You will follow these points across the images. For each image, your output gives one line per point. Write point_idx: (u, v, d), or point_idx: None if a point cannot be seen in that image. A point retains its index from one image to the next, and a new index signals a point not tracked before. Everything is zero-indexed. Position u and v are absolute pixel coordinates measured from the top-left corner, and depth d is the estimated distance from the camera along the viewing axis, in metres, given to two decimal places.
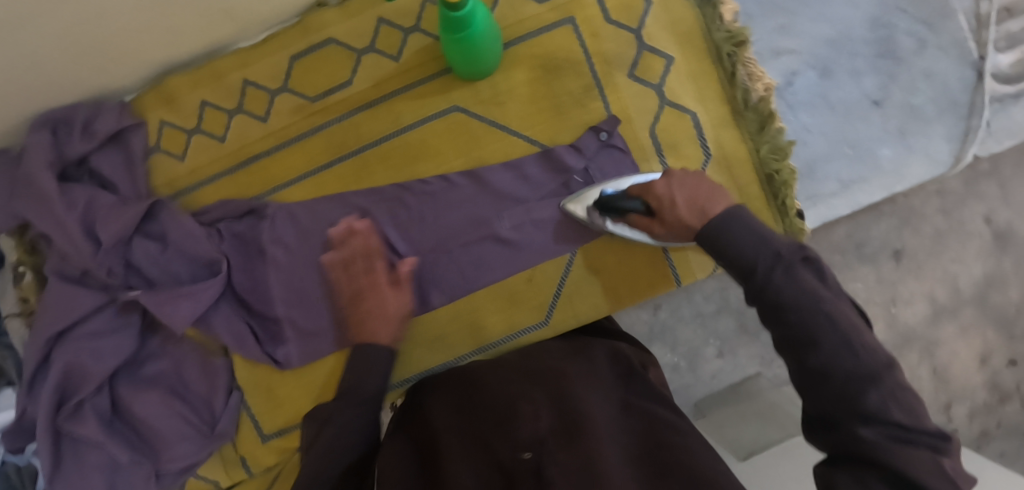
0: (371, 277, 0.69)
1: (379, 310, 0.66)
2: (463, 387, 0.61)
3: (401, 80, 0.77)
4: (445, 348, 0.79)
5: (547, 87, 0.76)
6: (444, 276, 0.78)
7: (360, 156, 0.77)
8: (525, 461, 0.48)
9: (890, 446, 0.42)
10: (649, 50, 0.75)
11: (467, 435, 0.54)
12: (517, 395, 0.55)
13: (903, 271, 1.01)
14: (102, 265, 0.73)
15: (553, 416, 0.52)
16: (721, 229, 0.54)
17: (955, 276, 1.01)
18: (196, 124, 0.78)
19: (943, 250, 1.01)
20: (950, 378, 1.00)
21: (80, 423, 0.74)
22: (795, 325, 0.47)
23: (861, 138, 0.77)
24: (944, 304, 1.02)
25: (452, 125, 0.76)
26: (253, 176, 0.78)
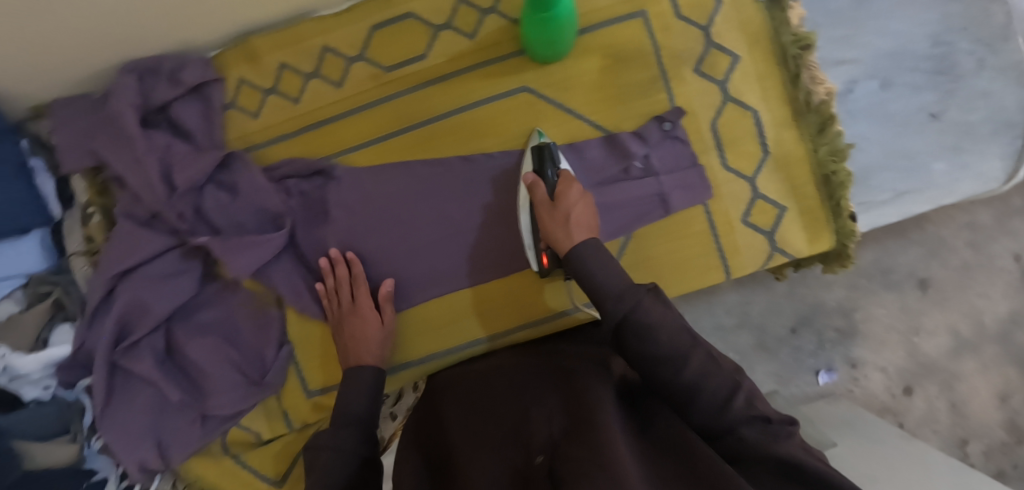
0: (352, 304, 0.77)
1: (361, 334, 0.75)
2: (477, 403, 0.65)
3: (475, 58, 0.80)
4: (496, 320, 0.82)
5: (616, 75, 0.79)
6: (500, 249, 0.80)
7: (429, 127, 0.80)
8: (539, 463, 0.50)
9: (763, 440, 0.52)
10: (717, 48, 0.78)
11: (481, 445, 0.57)
12: (528, 404, 0.58)
13: (929, 302, 1.10)
14: (173, 208, 0.77)
15: (563, 416, 0.54)
16: (580, 264, 0.64)
17: (979, 311, 1.09)
18: (273, 84, 0.81)
19: (971, 284, 1.09)
20: (968, 413, 1.09)
21: (136, 358, 0.77)
22: (654, 353, 0.56)
23: (915, 150, 0.78)
24: (968, 340, 1.10)
25: (521, 104, 0.79)
26: (322, 138, 0.81)
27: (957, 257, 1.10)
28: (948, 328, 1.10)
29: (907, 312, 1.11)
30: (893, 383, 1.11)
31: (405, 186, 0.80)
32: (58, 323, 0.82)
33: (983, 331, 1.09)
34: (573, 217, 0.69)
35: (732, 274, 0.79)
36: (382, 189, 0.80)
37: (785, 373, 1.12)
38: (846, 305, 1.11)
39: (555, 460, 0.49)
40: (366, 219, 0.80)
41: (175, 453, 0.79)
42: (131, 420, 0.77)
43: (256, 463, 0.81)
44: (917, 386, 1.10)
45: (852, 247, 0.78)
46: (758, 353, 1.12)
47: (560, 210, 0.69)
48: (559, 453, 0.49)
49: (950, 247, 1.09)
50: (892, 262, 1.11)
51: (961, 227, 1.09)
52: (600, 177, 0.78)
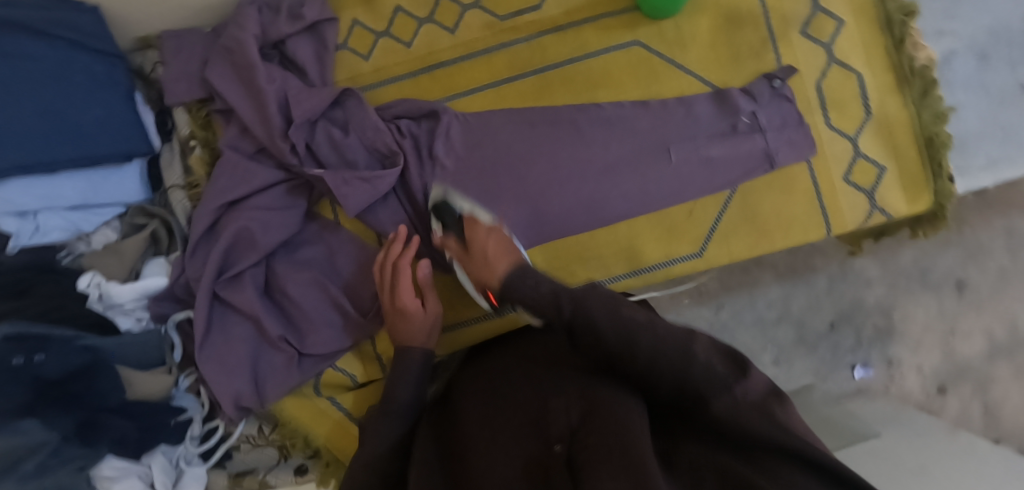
0: (392, 292, 0.75)
1: (403, 322, 0.73)
2: (490, 396, 0.62)
3: (590, 11, 0.81)
4: (600, 267, 0.81)
5: (727, 35, 0.81)
6: (611, 198, 0.80)
7: (542, 76, 0.81)
8: (557, 451, 0.48)
9: (738, 409, 0.44)
10: (823, 12, 0.80)
11: (493, 438, 0.54)
12: (545, 396, 0.56)
13: (965, 304, 1.13)
14: (288, 140, 0.76)
15: (583, 408, 0.52)
16: (513, 285, 0.62)
17: (1013, 315, 1.13)
18: (387, 27, 0.82)
19: (1007, 288, 1.13)
20: (1000, 416, 1.12)
21: (238, 290, 0.76)
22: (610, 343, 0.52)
23: (1011, 121, 0.82)
24: (1002, 344, 1.13)
25: (633, 58, 0.81)
26: (435, 81, 0.82)
27: (994, 262, 1.12)
28: (984, 332, 1.13)
29: (944, 316, 1.14)
30: (928, 383, 1.14)
31: (519, 130, 0.80)
32: (150, 257, 0.80)
33: (1018, 337, 1.13)
34: (491, 252, 0.68)
35: (833, 230, 0.81)
36: (483, 140, 0.80)
37: (823, 367, 1.15)
38: (885, 303, 1.14)
39: (575, 449, 0.46)
40: (475, 162, 0.80)
41: (270, 390, 0.77)
42: (229, 354, 0.76)
43: (349, 405, 0.80)
44: (951, 387, 1.14)
45: (948, 208, 0.81)
46: (798, 349, 1.15)
47: (475, 253, 0.69)
48: (580, 441, 0.47)
49: (988, 251, 1.12)
50: (931, 262, 1.14)
51: (998, 232, 1.12)
52: (708, 131, 0.80)
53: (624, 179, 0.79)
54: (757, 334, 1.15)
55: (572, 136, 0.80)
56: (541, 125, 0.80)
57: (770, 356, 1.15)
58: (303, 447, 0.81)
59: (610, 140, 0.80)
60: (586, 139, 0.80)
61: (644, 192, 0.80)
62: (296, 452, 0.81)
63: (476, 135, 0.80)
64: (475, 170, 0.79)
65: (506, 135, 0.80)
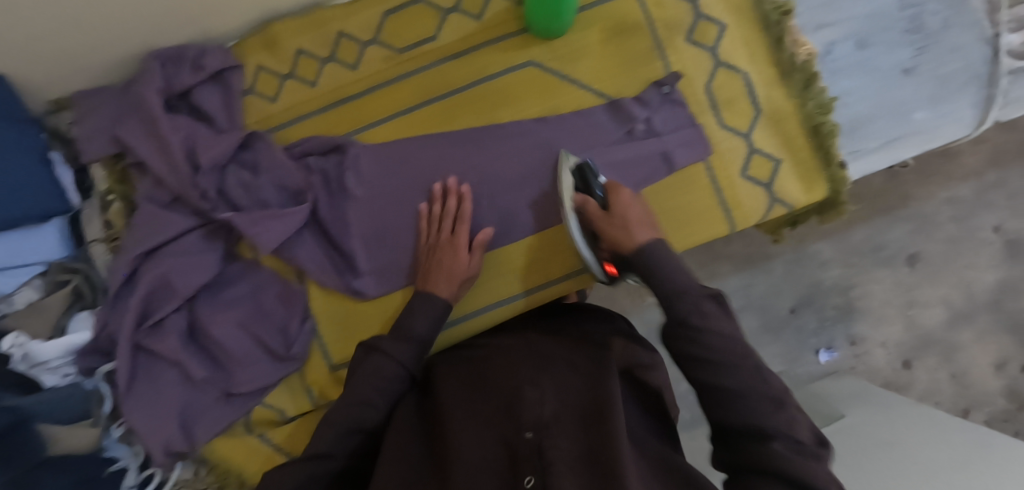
0: (451, 238, 0.78)
1: (447, 267, 0.77)
2: (471, 378, 0.65)
3: (485, 35, 0.85)
4: (524, 277, 0.85)
5: (618, 47, 0.85)
6: (521, 211, 0.83)
7: (444, 102, 0.84)
8: (527, 440, 0.53)
9: (796, 457, 0.51)
10: (706, 18, 0.84)
11: (474, 418, 0.59)
12: (523, 379, 0.60)
13: (919, 275, 1.19)
14: (198, 187, 0.79)
15: (559, 402, 0.56)
16: (650, 258, 0.65)
17: (969, 281, 1.19)
18: (291, 69, 0.85)
19: (959, 256, 1.19)
20: (970, 383, 1.19)
21: (161, 338, 0.78)
22: (710, 348, 0.57)
23: (896, 102, 0.85)
24: (961, 310, 1.20)
25: (529, 77, 0.84)
26: (342, 116, 0.85)
27: (942, 231, 1.19)
28: (943, 300, 1.19)
29: (900, 287, 1.19)
30: (893, 358, 1.20)
31: (427, 156, 0.83)
32: (77, 311, 0.82)
33: (975, 300, 1.19)
34: (631, 219, 0.69)
35: (735, 225, 0.83)
36: (394, 170, 0.83)
37: (791, 352, 1.19)
38: (844, 282, 1.19)
39: (546, 443, 0.52)
40: (384, 190, 0.82)
41: (201, 432, 0.79)
42: (156, 400, 0.77)
43: (280, 440, 0.81)
44: (916, 359, 1.19)
45: (843, 194, 0.84)
46: (763, 336, 1.19)
47: (617, 214, 0.70)
48: (551, 437, 0.52)
49: (936, 222, 1.19)
50: (884, 238, 1.19)
51: (943, 203, 1.18)
52: (608, 139, 0.83)
53: (532, 192, 0.82)
54: None
55: (485, 158, 0.83)
56: (452, 149, 0.83)
57: None
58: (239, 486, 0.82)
59: (520, 155, 0.82)
60: (498, 160, 0.82)
61: (553, 202, 0.82)
62: None
63: (388, 163, 0.83)
64: (389, 198, 0.82)
65: (418, 164, 0.83)
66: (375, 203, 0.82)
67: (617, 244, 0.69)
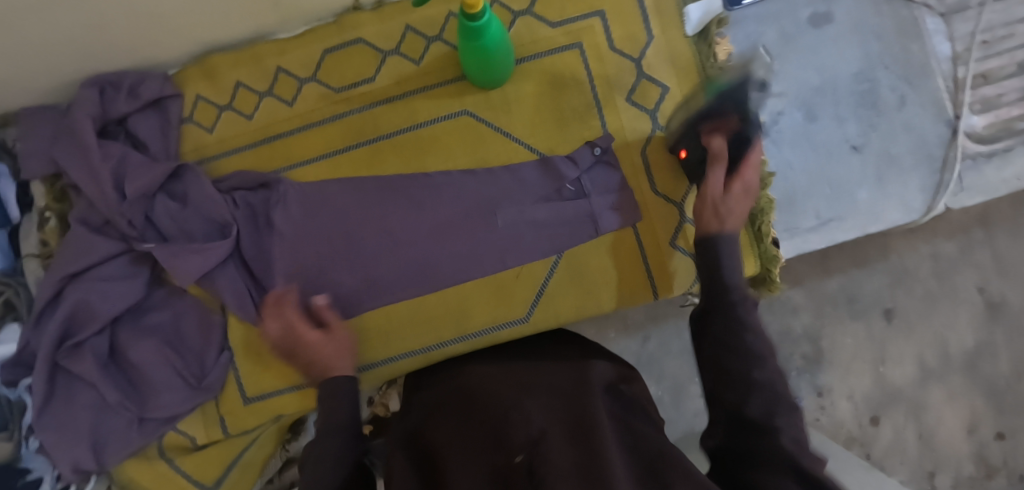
0: (300, 332, 0.73)
1: (324, 350, 0.72)
2: (457, 405, 0.66)
3: (421, 81, 0.84)
4: (432, 331, 0.83)
5: (555, 101, 0.83)
6: (439, 262, 0.82)
7: (375, 144, 0.85)
8: (519, 463, 0.53)
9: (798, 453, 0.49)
10: (648, 78, 0.82)
11: (463, 444, 0.58)
12: (510, 402, 0.60)
13: (894, 331, 1.09)
14: (124, 215, 0.80)
15: (546, 421, 0.57)
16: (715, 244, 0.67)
17: (945, 341, 1.09)
18: (229, 101, 0.86)
19: (934, 314, 1.10)
20: (936, 444, 1.07)
21: (78, 359, 0.80)
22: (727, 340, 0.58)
23: (840, 180, 0.82)
24: (934, 369, 1.09)
25: (461, 125, 0.84)
26: (274, 151, 0.86)
27: (920, 286, 1.10)
28: (915, 358, 1.09)
29: (873, 341, 1.10)
30: (861, 412, 1.09)
31: (351, 198, 0.83)
32: (9, 322, 0.84)
33: (949, 361, 1.09)
34: (732, 211, 0.69)
35: (659, 294, 0.82)
36: (314, 210, 0.83)
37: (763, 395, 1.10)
38: (812, 332, 1.10)
39: (538, 459, 0.52)
40: (302, 229, 0.82)
41: (111, 454, 0.81)
42: (69, 421, 0.79)
43: (190, 467, 0.84)
44: (884, 415, 1.09)
45: (775, 274, 0.80)
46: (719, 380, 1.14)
47: (723, 198, 0.69)
48: (542, 452, 0.53)
49: (914, 276, 1.11)
50: (858, 290, 1.11)
51: (924, 258, 1.10)
52: (534, 197, 0.82)
53: (450, 244, 0.82)
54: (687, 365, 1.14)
55: (415, 202, 0.82)
56: (377, 194, 0.83)
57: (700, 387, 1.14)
58: None
59: (444, 203, 0.82)
60: (422, 208, 0.82)
61: (472, 255, 0.82)
62: None
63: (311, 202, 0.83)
64: (306, 238, 0.82)
65: (343, 206, 0.83)
66: (289, 243, 0.82)
67: (703, 210, 0.70)
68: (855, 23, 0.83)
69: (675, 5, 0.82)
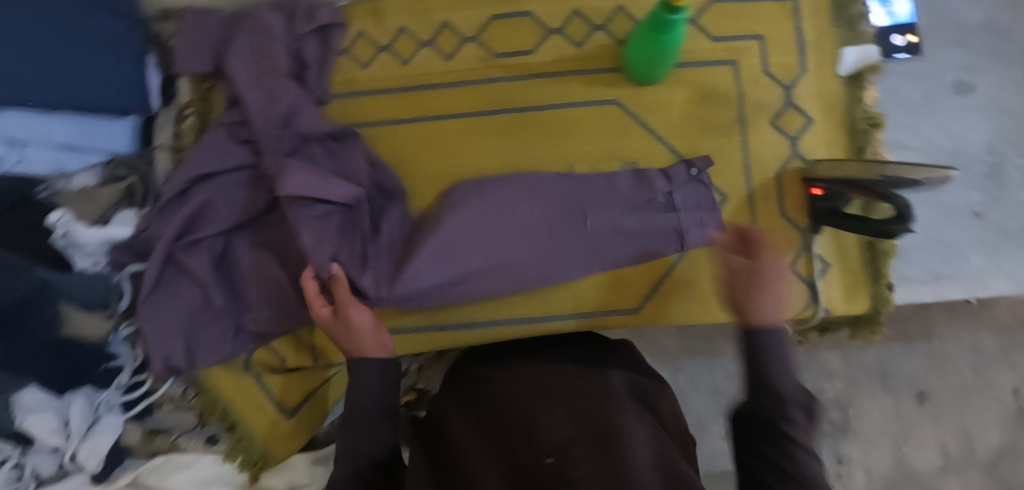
0: (332, 320, 0.69)
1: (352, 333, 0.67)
2: (477, 410, 0.64)
3: (578, 64, 0.87)
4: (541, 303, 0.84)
5: (702, 111, 0.86)
6: (528, 249, 0.78)
7: (521, 114, 0.86)
8: (547, 464, 0.50)
9: None
10: (795, 107, 0.85)
11: (487, 446, 0.56)
12: (535, 408, 0.59)
13: (924, 414, 1.06)
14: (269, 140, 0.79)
15: (572, 424, 0.54)
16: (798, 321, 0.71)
17: (970, 436, 1.06)
18: (389, 43, 0.88)
19: (965, 405, 1.06)
20: None
21: (194, 254, 0.80)
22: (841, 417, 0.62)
23: (956, 242, 0.85)
24: (955, 461, 1.06)
25: (608, 114, 0.86)
26: (421, 99, 0.87)
27: (958, 376, 1.06)
28: (937, 444, 1.06)
29: (900, 420, 1.07)
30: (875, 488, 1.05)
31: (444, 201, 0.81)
32: (123, 207, 0.83)
33: (971, 455, 1.05)
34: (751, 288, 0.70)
35: None
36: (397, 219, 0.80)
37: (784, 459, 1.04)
38: (843, 399, 1.07)
39: (567, 463, 0.49)
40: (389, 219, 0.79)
41: (202, 356, 0.80)
42: (171, 314, 0.79)
43: (275, 387, 0.84)
44: None
45: (883, 315, 0.83)
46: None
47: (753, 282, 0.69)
48: (571, 456, 0.50)
49: (953, 364, 1.06)
50: (893, 366, 1.08)
51: (963, 347, 1.07)
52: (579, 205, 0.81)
53: (538, 246, 0.79)
54: (712, 404, 1.03)
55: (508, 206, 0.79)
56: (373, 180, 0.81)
57: (720, 429, 1.03)
58: (219, 419, 0.84)
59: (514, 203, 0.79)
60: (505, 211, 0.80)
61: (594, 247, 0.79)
62: (213, 421, 0.84)
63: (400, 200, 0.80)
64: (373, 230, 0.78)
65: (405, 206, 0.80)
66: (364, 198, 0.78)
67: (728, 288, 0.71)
68: (993, 100, 0.87)
69: (833, 44, 0.85)
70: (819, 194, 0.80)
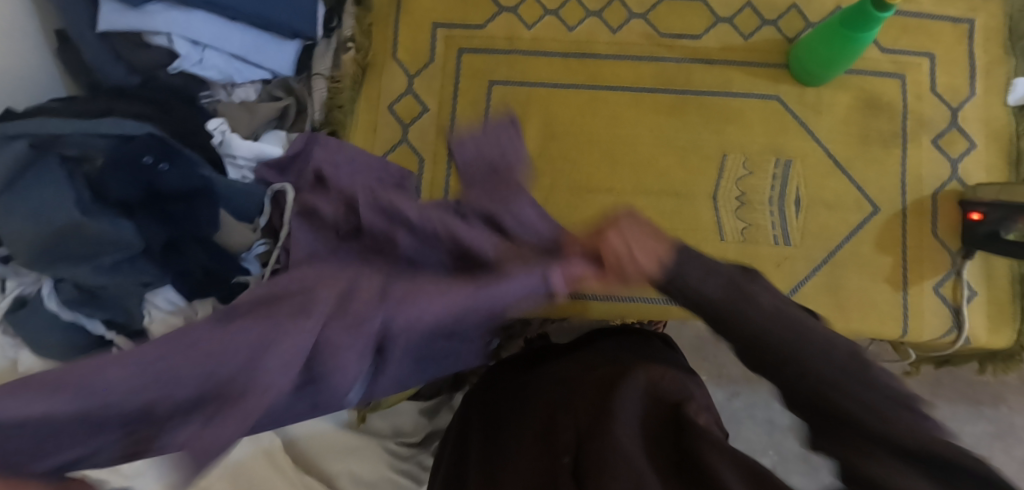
0: None
1: None
2: (498, 409, 0.62)
3: (747, 55, 0.86)
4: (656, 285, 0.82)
5: (866, 120, 0.85)
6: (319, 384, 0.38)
7: (680, 96, 0.86)
8: (564, 464, 0.48)
9: None
10: (959, 130, 0.84)
11: (512, 444, 0.55)
12: (554, 404, 0.56)
13: None
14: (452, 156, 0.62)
15: (588, 417, 0.51)
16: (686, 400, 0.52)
17: None
18: (557, 8, 0.88)
19: None
20: None
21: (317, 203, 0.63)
22: None
23: None
24: None
25: (768, 109, 0.85)
26: (582, 67, 0.87)
27: None
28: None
29: None
30: None
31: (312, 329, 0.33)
32: (272, 128, 0.83)
33: None
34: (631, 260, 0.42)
35: (911, 335, 0.81)
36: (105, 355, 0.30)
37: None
38: None
39: (581, 459, 0.47)
40: (187, 344, 0.31)
41: None
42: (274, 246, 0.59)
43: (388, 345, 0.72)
44: None
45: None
46: (798, 462, 0.98)
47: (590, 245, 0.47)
48: (584, 450, 0.47)
49: None
50: None
51: None
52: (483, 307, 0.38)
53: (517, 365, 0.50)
54: (767, 435, 0.98)
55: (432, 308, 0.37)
56: (186, 364, 0.30)
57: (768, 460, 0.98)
58: None
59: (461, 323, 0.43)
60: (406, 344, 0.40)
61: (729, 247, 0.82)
62: None
63: (195, 363, 0.30)
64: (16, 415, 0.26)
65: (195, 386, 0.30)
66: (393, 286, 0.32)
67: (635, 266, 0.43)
68: None
69: (1005, 73, 0.85)
70: (979, 219, 0.78)
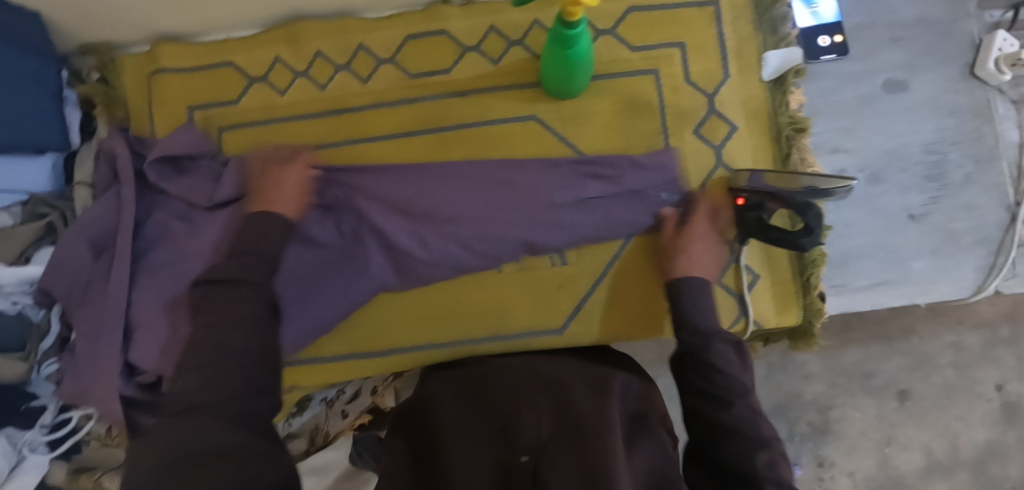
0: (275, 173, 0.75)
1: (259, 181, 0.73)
2: (466, 393, 0.64)
3: (499, 81, 0.85)
4: (433, 329, 0.84)
5: (626, 121, 0.84)
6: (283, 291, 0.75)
7: (442, 133, 0.85)
8: (524, 462, 0.52)
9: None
10: (718, 114, 0.83)
11: (470, 436, 0.56)
12: (520, 402, 0.58)
13: (906, 416, 0.95)
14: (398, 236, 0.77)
15: (556, 425, 0.55)
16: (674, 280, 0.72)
17: (956, 435, 0.95)
18: (306, 69, 0.88)
19: (948, 405, 0.95)
20: None
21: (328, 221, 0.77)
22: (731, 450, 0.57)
23: (897, 248, 0.83)
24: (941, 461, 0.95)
25: (528, 130, 0.84)
26: (342, 122, 0.86)
27: (939, 375, 0.95)
28: (924, 447, 0.95)
29: (882, 421, 0.96)
30: None
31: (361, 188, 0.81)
32: (44, 245, 0.83)
33: (958, 456, 0.95)
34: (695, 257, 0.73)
35: None
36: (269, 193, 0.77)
37: None
38: (823, 401, 0.96)
39: (543, 466, 0.51)
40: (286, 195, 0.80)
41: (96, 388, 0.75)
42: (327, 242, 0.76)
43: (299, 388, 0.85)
44: None
45: (817, 327, 0.80)
46: None
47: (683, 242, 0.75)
48: (548, 458, 0.52)
49: (934, 364, 0.95)
50: (875, 366, 0.96)
51: (946, 347, 0.95)
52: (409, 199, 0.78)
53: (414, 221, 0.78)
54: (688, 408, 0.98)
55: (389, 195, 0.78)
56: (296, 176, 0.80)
57: None
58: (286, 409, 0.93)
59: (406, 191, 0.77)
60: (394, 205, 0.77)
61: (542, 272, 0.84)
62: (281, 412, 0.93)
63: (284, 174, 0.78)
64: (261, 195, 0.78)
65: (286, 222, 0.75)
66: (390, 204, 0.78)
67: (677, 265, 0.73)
68: (928, 97, 0.84)
69: (755, 49, 0.83)
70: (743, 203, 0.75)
